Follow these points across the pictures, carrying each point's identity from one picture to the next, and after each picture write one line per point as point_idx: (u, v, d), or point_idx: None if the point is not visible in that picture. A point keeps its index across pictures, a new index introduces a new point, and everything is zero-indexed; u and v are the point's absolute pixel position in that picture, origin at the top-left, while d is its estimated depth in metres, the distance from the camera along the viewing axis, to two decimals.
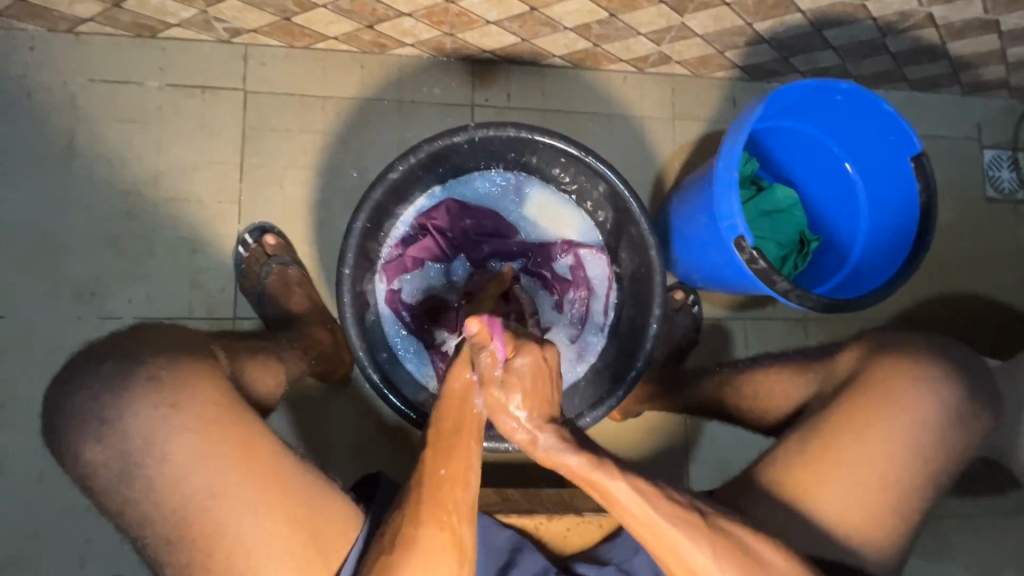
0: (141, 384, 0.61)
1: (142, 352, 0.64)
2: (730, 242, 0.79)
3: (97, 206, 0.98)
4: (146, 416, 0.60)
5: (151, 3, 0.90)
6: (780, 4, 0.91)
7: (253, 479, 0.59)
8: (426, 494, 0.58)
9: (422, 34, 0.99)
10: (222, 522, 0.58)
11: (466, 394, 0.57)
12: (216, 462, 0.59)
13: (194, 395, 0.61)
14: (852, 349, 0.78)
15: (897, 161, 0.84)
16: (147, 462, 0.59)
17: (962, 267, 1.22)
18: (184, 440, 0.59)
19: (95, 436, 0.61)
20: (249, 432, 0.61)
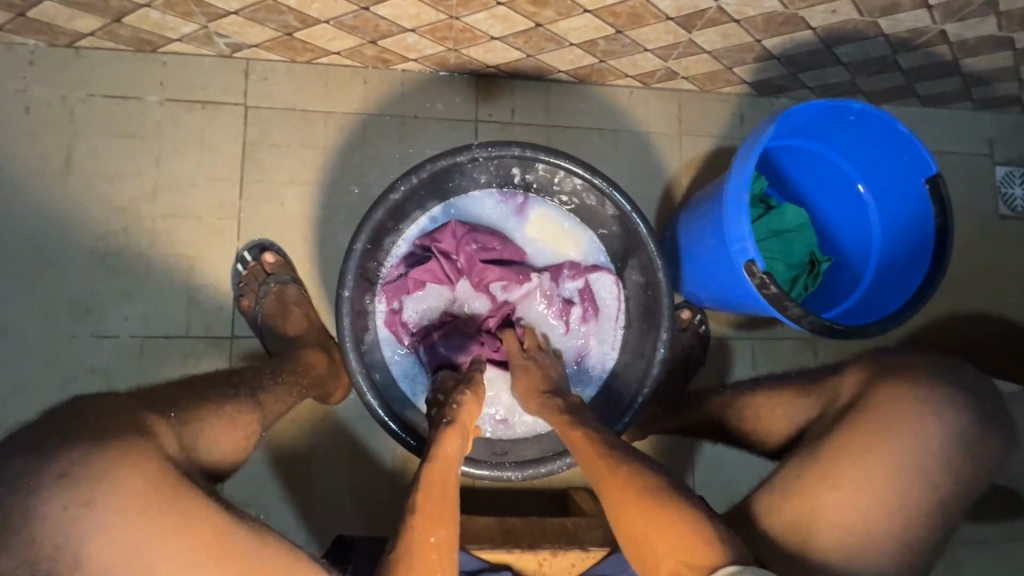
0: (51, 481, 0.50)
1: (47, 438, 0.53)
2: (740, 266, 0.77)
3: (94, 222, 0.97)
4: (54, 519, 0.49)
5: (151, 18, 0.89)
6: (790, 21, 0.89)
7: (199, 570, 0.52)
8: (411, 565, 0.57)
9: (425, 50, 0.98)
10: None
11: (453, 459, 0.65)
12: (158, 552, 0.51)
13: (113, 486, 0.51)
14: (853, 371, 0.75)
15: (912, 184, 0.82)
16: (58, 573, 0.49)
17: (973, 286, 1.20)
18: (99, 543, 0.50)
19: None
20: (190, 519, 0.53)
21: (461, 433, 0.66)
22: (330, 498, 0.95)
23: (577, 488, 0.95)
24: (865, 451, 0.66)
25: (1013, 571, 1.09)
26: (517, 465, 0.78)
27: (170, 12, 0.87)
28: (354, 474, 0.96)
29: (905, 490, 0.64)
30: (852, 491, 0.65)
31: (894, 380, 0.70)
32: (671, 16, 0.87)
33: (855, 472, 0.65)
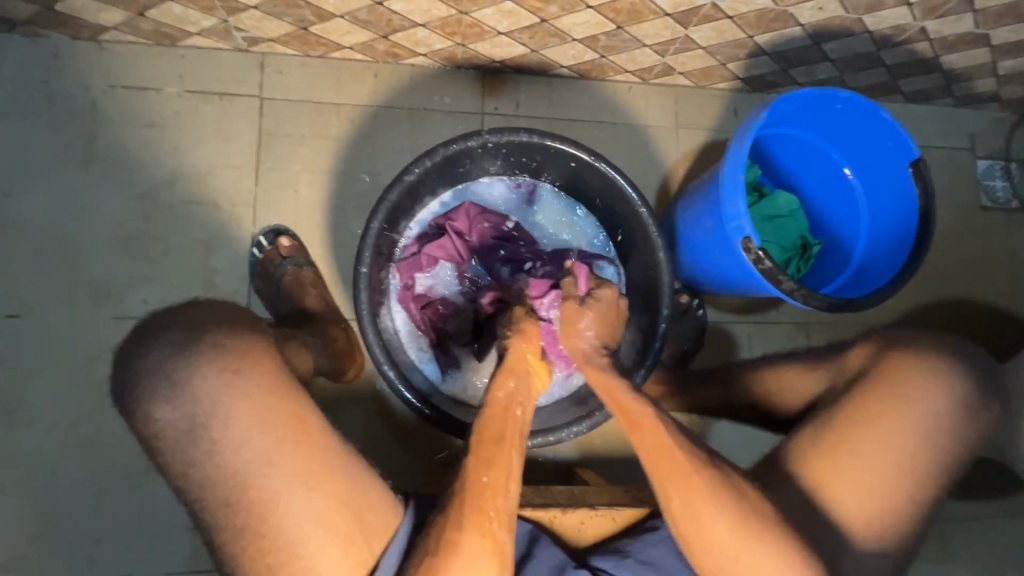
0: (208, 351, 0.63)
1: (207, 321, 0.66)
2: (737, 243, 0.81)
3: (116, 207, 1.00)
4: (213, 378, 0.62)
5: (174, 12, 0.93)
6: (780, 18, 0.94)
7: (305, 451, 0.61)
8: (468, 498, 0.60)
9: (434, 45, 1.02)
10: (277, 490, 0.60)
11: (508, 403, 0.65)
12: (276, 430, 0.61)
13: (255, 364, 0.64)
14: (863, 346, 0.79)
15: (897, 168, 0.87)
16: (211, 426, 0.61)
17: (958, 274, 1.25)
18: (242, 408, 0.61)
19: (167, 396, 0.62)
20: (301, 407, 0.63)
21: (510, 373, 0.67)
22: None
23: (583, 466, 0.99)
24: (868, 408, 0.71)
25: (1004, 548, 1.12)
26: (527, 433, 0.81)
27: (192, 6, 0.91)
28: (365, 450, 1.00)
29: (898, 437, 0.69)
30: (862, 445, 0.69)
31: (901, 356, 0.74)
32: (668, 12, 0.93)
33: (866, 416, 0.71)
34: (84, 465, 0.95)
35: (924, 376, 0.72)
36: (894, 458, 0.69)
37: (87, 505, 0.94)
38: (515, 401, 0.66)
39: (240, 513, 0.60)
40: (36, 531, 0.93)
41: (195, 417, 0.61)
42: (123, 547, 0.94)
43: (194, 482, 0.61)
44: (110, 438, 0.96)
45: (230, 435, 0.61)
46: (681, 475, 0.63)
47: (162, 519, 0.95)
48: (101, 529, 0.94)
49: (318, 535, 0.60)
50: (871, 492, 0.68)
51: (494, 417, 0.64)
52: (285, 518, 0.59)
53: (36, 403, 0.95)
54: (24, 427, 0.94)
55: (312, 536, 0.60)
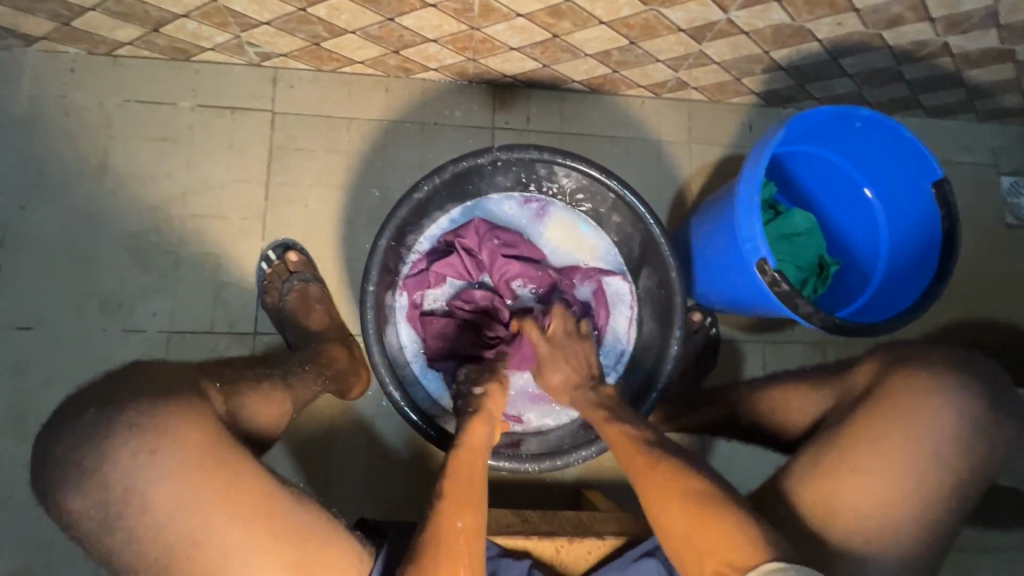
0: (123, 432, 0.60)
1: (124, 394, 0.62)
2: (752, 265, 0.79)
3: (126, 221, 1.01)
4: (124, 467, 0.58)
5: (188, 29, 0.94)
6: (797, 34, 0.93)
7: (241, 523, 0.59)
8: (440, 547, 0.58)
9: (446, 60, 1.02)
10: (215, 563, 0.58)
11: (479, 446, 0.69)
12: (208, 499, 0.59)
13: (175, 440, 0.60)
14: (869, 362, 0.74)
15: (919, 188, 0.84)
16: (127, 512, 0.58)
17: (982, 294, 1.21)
18: (162, 490, 0.58)
19: (79, 485, 0.59)
20: (236, 472, 0.60)
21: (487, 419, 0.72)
22: (350, 492, 0.98)
23: (592, 489, 0.98)
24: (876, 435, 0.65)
25: None
26: (535, 458, 0.79)
27: (206, 22, 0.92)
28: (370, 468, 0.99)
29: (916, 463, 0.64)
30: (856, 492, 0.64)
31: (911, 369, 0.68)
32: (682, 28, 0.92)
33: (859, 463, 0.65)
34: None
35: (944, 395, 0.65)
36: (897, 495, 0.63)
37: None
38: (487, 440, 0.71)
39: None
40: (42, 543, 0.93)
41: (116, 502, 0.58)
42: None
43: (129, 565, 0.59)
44: None
45: (155, 516, 0.58)
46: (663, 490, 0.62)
47: None
48: None
49: None
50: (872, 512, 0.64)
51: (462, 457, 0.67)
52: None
53: (44, 416, 0.95)
54: (32, 439, 0.95)
55: None
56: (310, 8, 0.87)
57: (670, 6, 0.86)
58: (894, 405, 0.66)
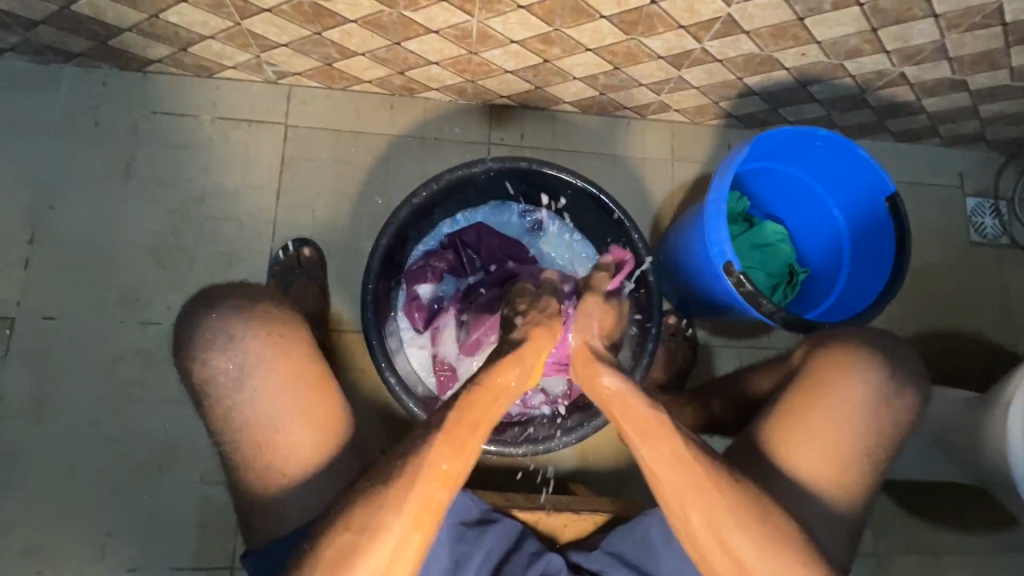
0: (259, 316, 0.70)
1: (259, 294, 0.73)
2: (719, 268, 0.86)
3: (147, 221, 1.09)
4: (260, 339, 0.69)
5: (213, 48, 1.03)
6: (766, 62, 1.02)
7: (320, 406, 0.69)
8: (417, 486, 0.60)
9: (447, 80, 1.11)
10: (283, 434, 0.68)
11: (502, 394, 0.62)
12: (296, 390, 0.68)
13: (295, 335, 0.71)
14: (801, 346, 0.83)
15: (875, 202, 0.92)
16: (250, 376, 0.68)
17: (949, 306, 1.28)
18: (280, 366, 0.68)
19: (220, 347, 0.68)
20: (324, 375, 0.71)
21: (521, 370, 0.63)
22: None
23: (574, 480, 1.04)
24: (805, 412, 0.74)
25: None
26: (518, 441, 0.85)
27: (230, 43, 1.02)
28: None
29: (839, 437, 0.73)
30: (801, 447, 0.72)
31: (830, 350, 0.77)
32: (662, 55, 1.01)
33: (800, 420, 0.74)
34: (101, 461, 1.01)
35: (859, 373, 0.75)
36: (833, 450, 0.73)
37: (100, 500, 1.00)
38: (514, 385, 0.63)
39: (249, 448, 0.67)
40: (54, 521, 0.99)
41: (245, 367, 0.68)
42: (134, 541, 0.99)
43: (229, 425, 0.68)
44: (129, 436, 1.02)
45: (265, 387, 0.67)
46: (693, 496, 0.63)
47: (173, 514, 1.01)
48: (113, 522, 0.99)
49: (309, 472, 0.68)
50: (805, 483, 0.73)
51: (484, 400, 0.62)
52: (288, 468, 0.67)
53: (62, 401, 1.02)
54: (48, 422, 1.01)
55: (305, 471, 0.68)
56: (325, 32, 0.97)
57: (649, 36, 0.95)
58: (814, 384, 0.76)
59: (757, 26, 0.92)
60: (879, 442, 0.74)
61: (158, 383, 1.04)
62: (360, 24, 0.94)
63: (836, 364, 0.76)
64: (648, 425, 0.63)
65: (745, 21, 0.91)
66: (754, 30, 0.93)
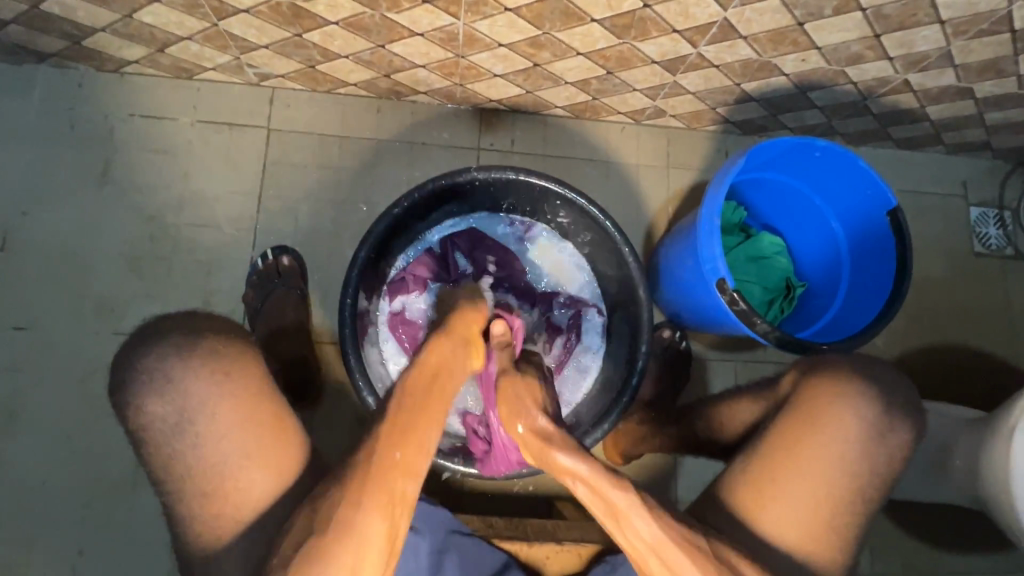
0: (202, 355, 0.66)
1: (208, 328, 0.69)
2: (713, 285, 0.83)
3: (123, 229, 1.05)
4: (202, 381, 0.65)
5: (191, 49, 1.00)
6: (764, 68, 0.98)
7: (275, 446, 0.66)
8: (371, 475, 0.56)
9: (434, 84, 1.07)
10: (235, 478, 0.64)
11: (440, 369, 0.63)
12: (248, 431, 0.65)
13: (244, 370, 0.67)
14: (790, 371, 0.79)
15: (876, 216, 0.88)
16: (196, 421, 0.64)
17: (952, 319, 1.24)
18: (227, 406, 0.65)
19: (159, 392, 0.64)
20: (279, 410, 0.67)
21: (456, 342, 0.67)
22: None
23: (562, 500, 1.00)
24: (796, 443, 0.71)
25: None
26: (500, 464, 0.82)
27: (208, 44, 0.98)
28: None
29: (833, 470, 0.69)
30: (774, 497, 0.68)
31: (823, 376, 0.74)
32: (656, 60, 0.97)
33: (771, 461, 0.71)
34: (73, 477, 0.98)
35: (854, 403, 0.71)
36: (823, 485, 0.69)
37: (72, 517, 0.97)
38: (451, 367, 0.64)
39: (201, 496, 0.64)
40: (24, 539, 0.96)
41: (186, 412, 0.64)
42: (106, 560, 0.96)
43: (172, 472, 0.64)
44: (102, 451, 0.99)
45: (212, 431, 0.64)
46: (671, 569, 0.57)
47: (147, 532, 0.97)
48: (84, 540, 0.96)
49: (258, 509, 0.64)
50: (795, 518, 0.68)
51: (422, 380, 0.61)
52: (243, 512, 0.63)
53: (33, 414, 0.99)
54: (19, 436, 0.98)
55: (256, 511, 0.64)
56: (306, 34, 0.93)
57: (643, 41, 0.91)
58: (807, 413, 0.72)
59: (755, 31, 0.88)
60: (874, 473, 0.70)
61: None
62: (342, 26, 0.91)
63: (828, 394, 0.72)
64: (598, 492, 0.57)
65: (742, 26, 0.87)
66: (752, 35, 0.89)
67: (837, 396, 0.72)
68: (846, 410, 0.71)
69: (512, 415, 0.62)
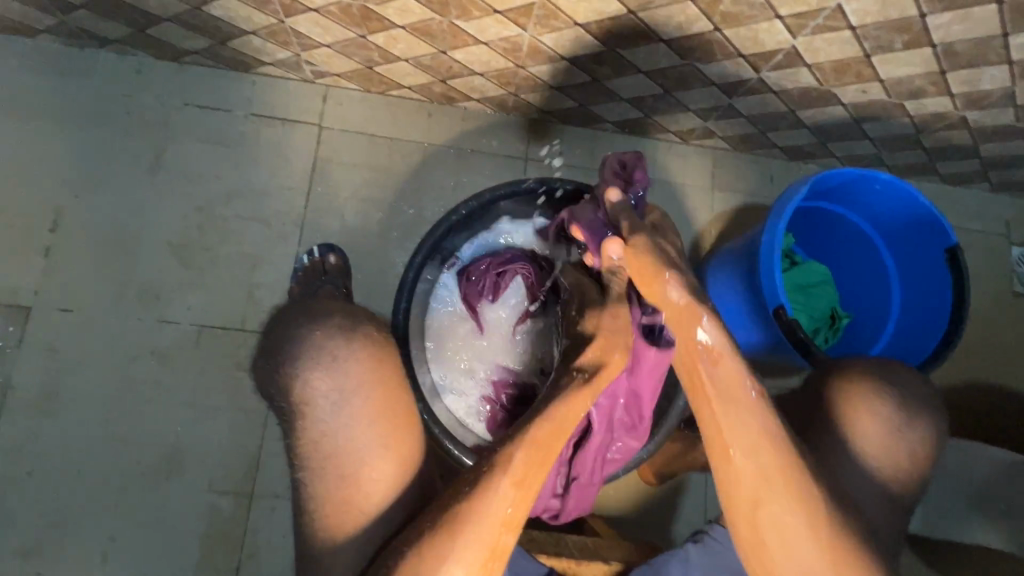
0: (360, 342, 0.67)
1: (363, 315, 0.70)
2: (770, 312, 0.83)
3: (173, 217, 1.06)
4: (361, 364, 0.67)
5: (253, 44, 1.00)
6: (822, 96, 0.98)
7: (408, 441, 0.66)
8: (476, 518, 0.57)
9: (488, 92, 1.08)
10: (363, 467, 0.64)
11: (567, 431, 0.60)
12: (383, 423, 0.65)
13: (393, 364, 0.68)
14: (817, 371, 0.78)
15: (932, 251, 0.89)
16: (344, 405, 0.65)
17: (989, 358, 1.24)
18: (372, 395, 0.66)
19: (321, 369, 0.66)
20: (412, 408, 0.68)
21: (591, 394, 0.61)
22: None
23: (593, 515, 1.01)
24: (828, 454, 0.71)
25: None
26: None
27: (271, 40, 0.99)
28: None
29: (870, 471, 0.70)
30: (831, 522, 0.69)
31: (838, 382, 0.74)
32: (715, 82, 0.97)
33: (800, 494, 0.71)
34: (110, 463, 0.98)
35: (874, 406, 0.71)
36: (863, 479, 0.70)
37: (106, 502, 0.97)
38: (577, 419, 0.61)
39: (328, 475, 0.65)
40: (57, 522, 0.95)
41: (342, 394, 0.65)
42: (136, 547, 0.96)
43: (315, 450, 0.65)
44: (139, 437, 0.99)
45: (353, 417, 0.65)
46: (778, 513, 0.61)
47: (178, 522, 0.97)
48: (116, 526, 0.96)
49: (372, 500, 0.64)
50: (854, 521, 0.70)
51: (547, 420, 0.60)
52: (362, 502, 0.64)
53: (72, 396, 0.99)
54: (58, 417, 0.98)
55: (370, 501, 0.64)
56: (371, 36, 0.94)
57: (706, 62, 0.91)
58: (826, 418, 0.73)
59: (820, 60, 0.88)
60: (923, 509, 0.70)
61: (173, 384, 1.01)
62: (408, 30, 0.91)
63: (846, 401, 0.72)
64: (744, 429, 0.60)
65: (809, 54, 0.87)
66: (817, 64, 0.89)
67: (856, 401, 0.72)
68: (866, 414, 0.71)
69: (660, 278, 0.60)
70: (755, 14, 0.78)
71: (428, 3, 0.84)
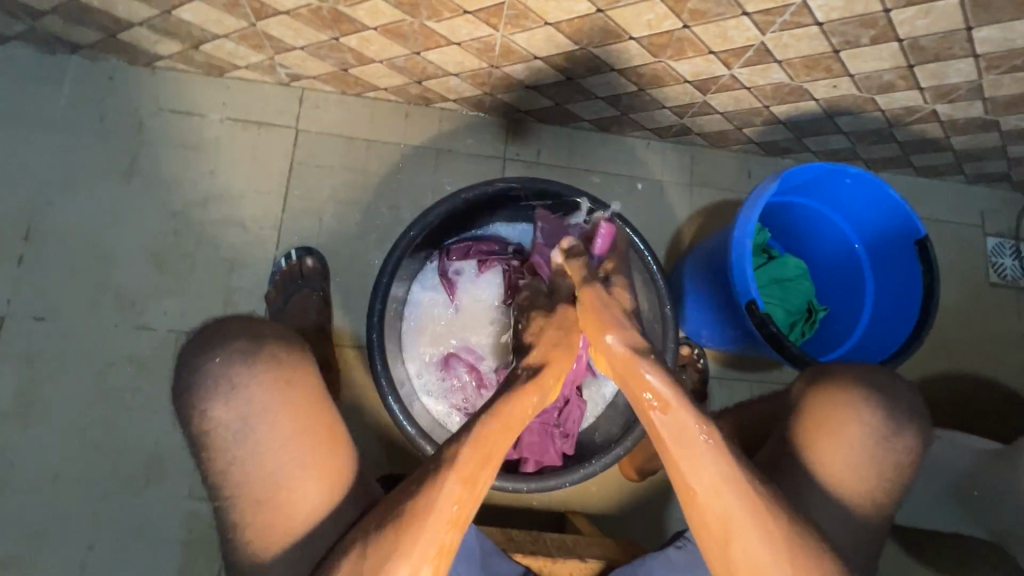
0: (266, 363, 0.67)
1: (268, 334, 0.70)
2: (742, 306, 0.83)
3: (148, 223, 1.05)
4: (267, 388, 0.66)
5: (225, 48, 1.00)
6: (794, 92, 0.99)
7: (332, 455, 0.67)
8: (429, 525, 0.58)
9: (464, 92, 1.08)
10: (288, 489, 0.64)
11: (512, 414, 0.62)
12: (302, 442, 0.66)
13: (305, 379, 0.68)
14: (798, 379, 0.78)
15: (903, 244, 0.90)
16: (257, 430, 0.65)
17: (966, 348, 1.25)
18: (285, 415, 0.66)
19: (225, 397, 0.65)
20: (333, 422, 0.68)
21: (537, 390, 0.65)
22: None
23: (575, 513, 1.01)
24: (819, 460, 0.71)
25: None
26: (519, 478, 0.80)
27: (243, 43, 0.98)
28: None
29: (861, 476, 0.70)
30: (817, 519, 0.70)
31: (827, 389, 0.73)
32: (688, 80, 0.98)
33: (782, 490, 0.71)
34: (87, 471, 0.97)
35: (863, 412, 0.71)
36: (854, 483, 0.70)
37: (85, 512, 0.96)
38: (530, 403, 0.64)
39: (252, 503, 0.65)
40: (35, 531, 0.95)
41: (250, 419, 0.65)
42: (114, 555, 0.95)
43: (233, 482, 0.65)
44: (117, 445, 0.98)
45: (268, 441, 0.65)
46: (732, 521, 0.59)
47: (158, 529, 0.97)
48: (94, 535, 0.96)
49: (301, 521, 0.65)
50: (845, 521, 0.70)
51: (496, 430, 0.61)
52: (289, 525, 0.64)
53: (48, 405, 0.98)
54: (34, 426, 0.97)
55: (298, 523, 0.64)
56: (343, 38, 0.94)
57: (677, 60, 0.92)
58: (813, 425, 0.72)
59: (790, 55, 0.89)
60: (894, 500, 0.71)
61: (151, 390, 1.00)
62: (380, 32, 0.91)
63: (833, 407, 0.72)
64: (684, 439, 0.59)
65: (778, 50, 0.87)
66: (787, 59, 0.90)
67: (842, 406, 0.71)
68: (852, 420, 0.71)
69: (601, 325, 0.64)
70: (722, 11, 0.79)
71: (398, 5, 0.84)
